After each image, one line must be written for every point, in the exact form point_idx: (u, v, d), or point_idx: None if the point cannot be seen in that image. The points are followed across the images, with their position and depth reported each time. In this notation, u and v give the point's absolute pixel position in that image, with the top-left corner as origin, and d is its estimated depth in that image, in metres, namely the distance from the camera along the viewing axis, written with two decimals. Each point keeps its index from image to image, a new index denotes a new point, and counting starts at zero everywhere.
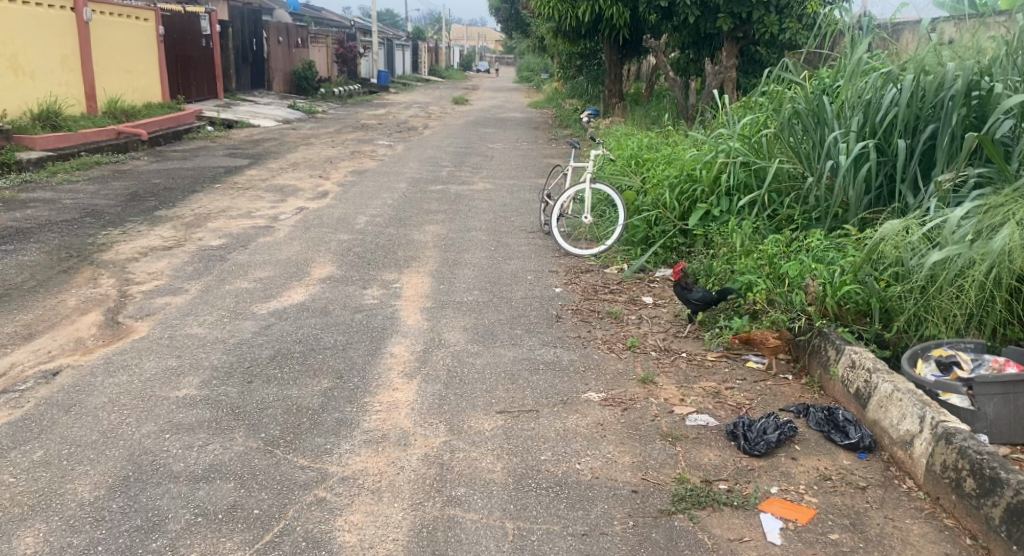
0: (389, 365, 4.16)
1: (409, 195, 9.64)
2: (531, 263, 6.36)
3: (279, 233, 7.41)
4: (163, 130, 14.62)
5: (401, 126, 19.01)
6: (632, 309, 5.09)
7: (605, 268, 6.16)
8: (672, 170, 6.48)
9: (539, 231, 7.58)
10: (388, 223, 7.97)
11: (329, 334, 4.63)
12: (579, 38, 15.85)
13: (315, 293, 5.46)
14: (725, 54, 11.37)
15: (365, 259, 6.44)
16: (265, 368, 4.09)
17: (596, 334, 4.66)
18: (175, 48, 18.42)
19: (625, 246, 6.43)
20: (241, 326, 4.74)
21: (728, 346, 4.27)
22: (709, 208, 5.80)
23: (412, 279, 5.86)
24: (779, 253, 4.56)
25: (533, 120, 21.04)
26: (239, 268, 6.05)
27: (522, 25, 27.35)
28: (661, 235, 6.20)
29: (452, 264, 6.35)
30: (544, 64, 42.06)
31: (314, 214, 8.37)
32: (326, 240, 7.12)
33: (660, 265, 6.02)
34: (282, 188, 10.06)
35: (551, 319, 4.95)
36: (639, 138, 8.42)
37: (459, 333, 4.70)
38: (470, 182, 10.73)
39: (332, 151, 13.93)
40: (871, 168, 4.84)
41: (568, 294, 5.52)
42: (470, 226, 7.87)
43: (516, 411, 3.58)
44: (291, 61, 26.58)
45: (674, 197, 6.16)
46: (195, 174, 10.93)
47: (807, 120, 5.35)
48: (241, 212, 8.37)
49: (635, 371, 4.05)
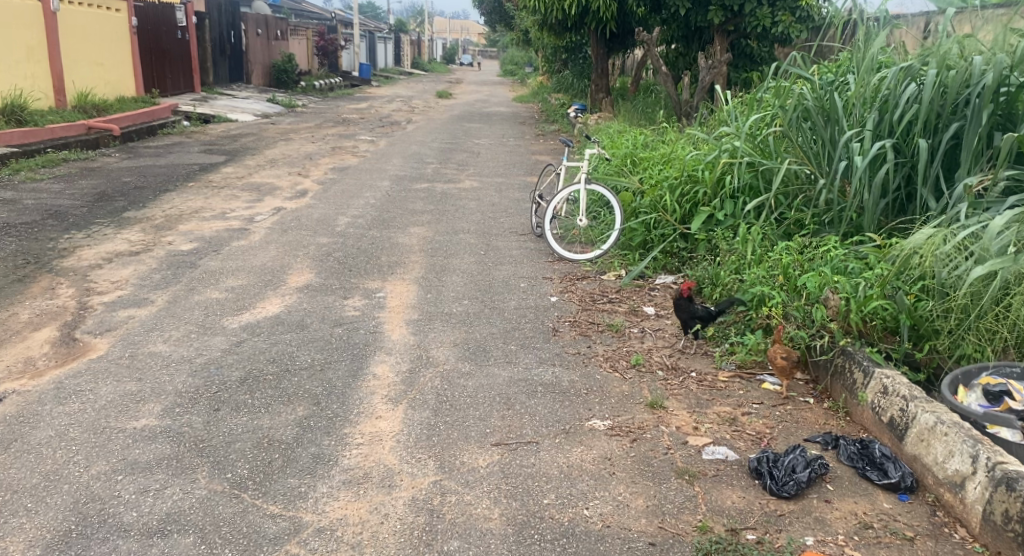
0: (372, 388, 3.79)
1: (393, 194, 9.24)
2: (523, 269, 6.01)
3: (255, 236, 7.00)
4: (137, 125, 14.11)
5: (383, 120, 18.56)
6: (633, 321, 4.75)
7: (602, 274, 5.82)
8: (672, 170, 6.14)
9: (530, 234, 7.23)
10: (370, 225, 7.58)
11: (307, 352, 4.25)
12: (565, 31, 15.49)
13: (292, 304, 5.07)
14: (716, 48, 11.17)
15: (347, 264, 6.06)
16: (234, 392, 3.70)
17: (597, 349, 4.31)
18: (149, 40, 17.85)
19: (621, 251, 6.09)
20: (210, 343, 4.35)
21: (740, 364, 3.94)
22: (713, 211, 5.47)
23: (397, 288, 5.48)
24: (793, 262, 4.23)
25: (519, 115, 20.62)
26: (211, 276, 5.65)
27: (506, 18, 26.93)
28: (660, 239, 5.86)
29: (440, 270, 5.98)
30: (529, 58, 41.70)
31: (292, 215, 7.96)
32: (305, 243, 6.73)
33: (659, 271, 5.69)
34: (260, 186, 9.64)
35: (548, 333, 4.60)
36: (633, 135, 8.09)
37: (448, 349, 4.34)
38: (456, 180, 10.35)
39: (313, 147, 13.49)
40: (889, 170, 4.53)
41: (564, 303, 5.16)
42: (458, 228, 7.50)
43: (514, 444, 3.22)
44: (271, 54, 26.00)
45: (674, 200, 5.82)
46: (168, 171, 10.47)
47: (817, 119, 5.00)
48: (215, 213, 7.95)
49: (642, 394, 3.71)
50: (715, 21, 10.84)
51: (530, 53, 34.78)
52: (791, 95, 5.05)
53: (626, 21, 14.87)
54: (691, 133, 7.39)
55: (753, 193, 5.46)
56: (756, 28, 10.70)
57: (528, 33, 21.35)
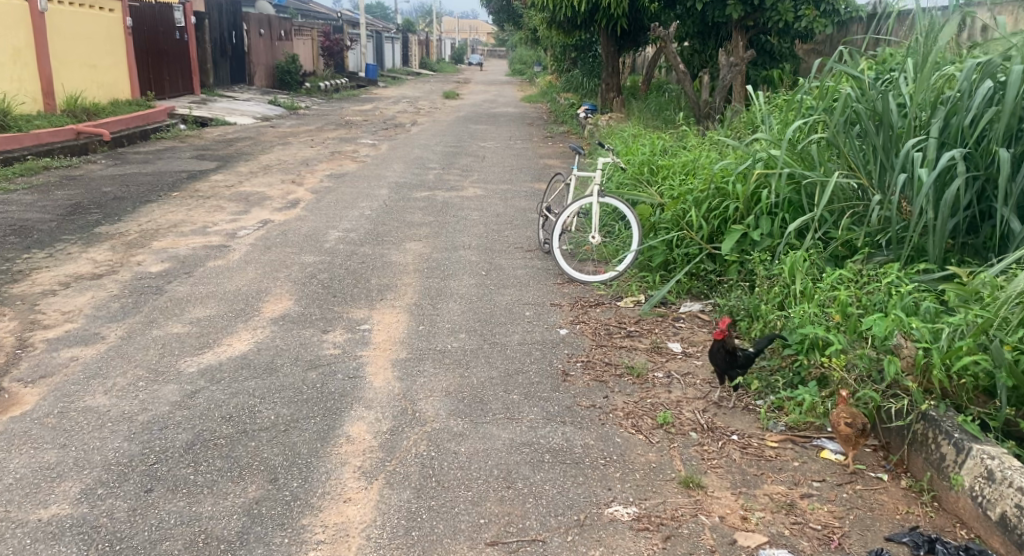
0: (343, 457, 3.12)
1: (390, 204, 8.56)
2: (529, 294, 5.33)
3: (234, 254, 6.36)
4: (129, 130, 13.52)
5: (387, 123, 17.92)
6: (657, 363, 4.05)
7: (618, 299, 5.14)
8: (697, 182, 5.43)
9: (537, 250, 6.55)
10: (363, 240, 6.92)
11: (271, 406, 3.58)
12: (574, 29, 14.79)
13: (263, 340, 4.42)
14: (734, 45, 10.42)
15: (332, 289, 5.40)
16: (175, 465, 3.03)
17: (615, 401, 3.61)
18: (144, 40, 17.24)
19: (640, 272, 5.42)
20: (159, 393, 3.69)
21: (792, 425, 3.25)
22: (748, 230, 4.74)
23: (386, 319, 4.82)
24: (852, 298, 3.53)
25: (526, 116, 19.92)
26: (176, 304, 5.00)
27: (513, 17, 26.25)
28: (685, 259, 5.16)
29: (436, 296, 5.31)
30: (537, 58, 41.23)
31: (279, 228, 7.33)
32: (288, 263, 6.08)
33: (683, 296, 5.01)
34: (248, 196, 9.00)
35: (557, 377, 3.90)
36: (652, 139, 7.38)
37: (439, 401, 3.66)
38: (459, 187, 9.69)
39: (311, 152, 12.87)
40: (960, 186, 3.82)
41: (576, 337, 4.47)
42: (458, 243, 6.84)
43: (513, 544, 2.57)
44: (273, 55, 25.41)
45: (701, 215, 5.11)
46: (153, 179, 9.86)
47: (870, 125, 4.29)
48: (195, 228, 7.31)
49: (673, 467, 3.03)
50: (734, 17, 10.08)
51: (538, 52, 34.02)
52: (839, 96, 4.34)
53: (639, 17, 14.13)
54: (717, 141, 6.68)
55: (794, 210, 4.74)
56: (778, 23, 9.95)
57: (536, 30, 20.62)
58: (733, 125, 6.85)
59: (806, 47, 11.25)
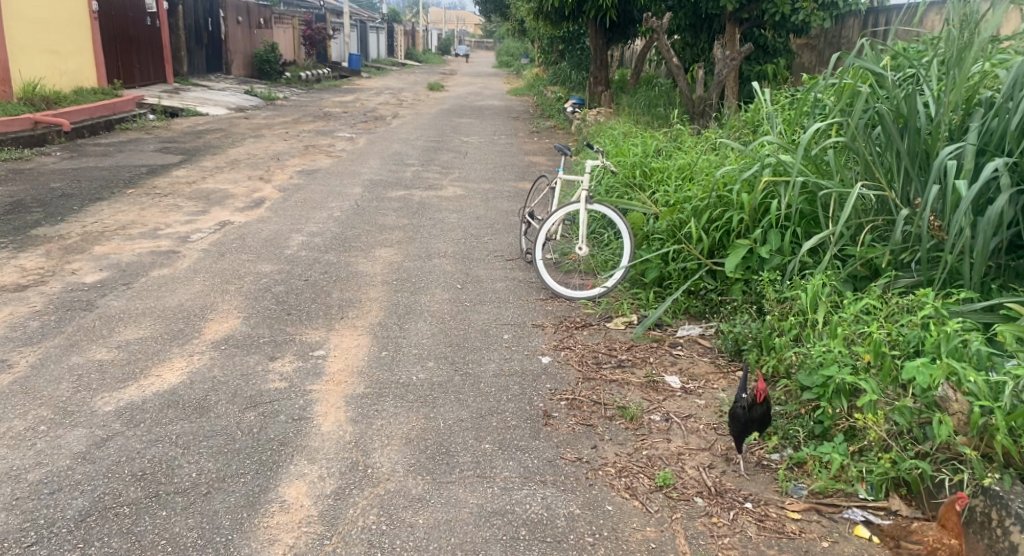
0: (272, 533, 2.58)
1: (362, 205, 7.97)
2: (509, 312, 4.77)
3: (183, 262, 5.76)
4: (92, 120, 12.80)
5: (366, 115, 17.27)
6: (653, 404, 3.48)
7: (608, 319, 4.60)
8: (697, 188, 4.88)
9: (519, 259, 6.00)
10: (329, 246, 6.33)
11: (194, 459, 3.00)
12: (561, 21, 14.20)
13: (199, 370, 3.84)
14: (726, 38, 9.84)
15: (287, 306, 4.82)
16: (56, 548, 2.48)
17: (605, 453, 3.06)
18: (112, 25, 16.45)
19: (631, 288, 4.89)
20: (60, 441, 3.09)
21: (819, 491, 2.71)
22: (755, 245, 4.15)
23: (344, 343, 4.25)
24: (886, 334, 2.98)
25: (512, 109, 19.35)
26: (104, 323, 4.39)
27: (499, 8, 25.62)
28: (682, 275, 4.63)
29: (404, 314, 4.74)
30: (524, 50, 40.78)
31: (237, 231, 6.72)
32: (241, 273, 5.48)
33: (679, 317, 4.47)
34: (210, 194, 8.37)
35: (537, 421, 3.34)
36: (644, 138, 6.83)
37: (396, 454, 3.09)
38: (438, 186, 9.11)
39: (284, 145, 12.22)
40: (1006, 200, 3.30)
41: (559, 367, 3.91)
42: (433, 250, 6.27)
43: None
44: (252, 43, 24.63)
45: (701, 225, 4.55)
46: (109, 174, 9.18)
47: (895, 129, 3.76)
48: (144, 230, 6.68)
49: (676, 547, 2.51)
50: (728, 9, 9.52)
51: (525, 44, 33.43)
52: (863, 93, 3.76)
53: (628, 8, 13.60)
54: (714, 142, 6.14)
55: (807, 222, 4.17)
56: (774, 16, 9.25)
57: (522, 21, 20.00)
58: (734, 126, 6.31)
59: (802, 42, 10.70)
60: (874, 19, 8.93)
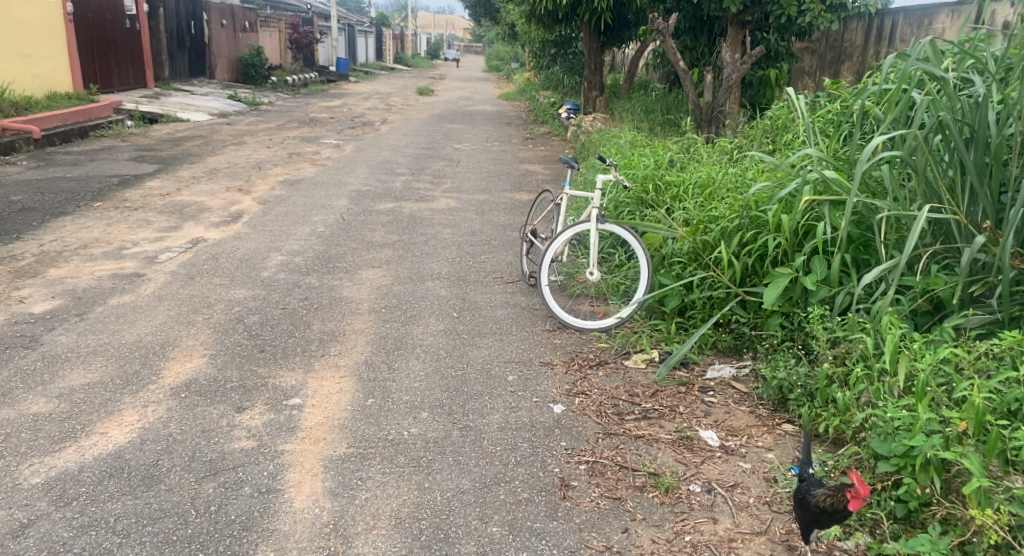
0: None
1: (348, 219, 7.40)
2: (513, 347, 4.22)
3: (147, 286, 5.19)
4: (64, 126, 12.19)
5: (355, 120, 16.68)
6: (690, 467, 2.95)
7: (625, 355, 4.07)
8: (725, 207, 4.36)
9: (520, 282, 5.47)
10: (310, 267, 5.76)
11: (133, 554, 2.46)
12: (555, 24, 13.66)
13: (152, 426, 3.26)
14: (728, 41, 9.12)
15: (260, 342, 4.24)
16: None
17: (640, 540, 2.54)
18: (89, 28, 15.81)
19: (649, 319, 4.37)
20: None
21: None
22: (797, 274, 3.62)
23: (324, 389, 3.69)
24: (983, 393, 2.46)
25: (504, 115, 18.77)
26: (46, 364, 3.80)
27: (489, 12, 25.07)
28: (708, 306, 4.10)
29: (393, 350, 4.18)
30: (513, 54, 40.38)
31: (210, 250, 6.15)
32: (210, 301, 4.90)
33: (706, 354, 3.94)
34: (184, 207, 7.79)
35: (554, 492, 2.81)
36: (654, 149, 6.30)
37: (382, 542, 2.55)
38: (429, 197, 8.55)
39: (267, 153, 11.63)
40: None
41: (574, 418, 3.37)
42: (425, 271, 5.71)
43: None
44: (237, 47, 24.01)
45: (732, 249, 4.02)
46: (76, 185, 8.58)
47: (962, 142, 3.25)
48: (108, 249, 6.09)
49: None
50: (731, 11, 8.87)
51: (515, 48, 32.97)
52: (928, 101, 3.24)
53: (622, 9, 13.04)
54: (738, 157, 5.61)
55: (855, 247, 3.65)
56: (780, 18, 8.64)
57: (514, 24, 19.38)
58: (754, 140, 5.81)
59: (802, 46, 10.02)
60: (878, 22, 8.24)
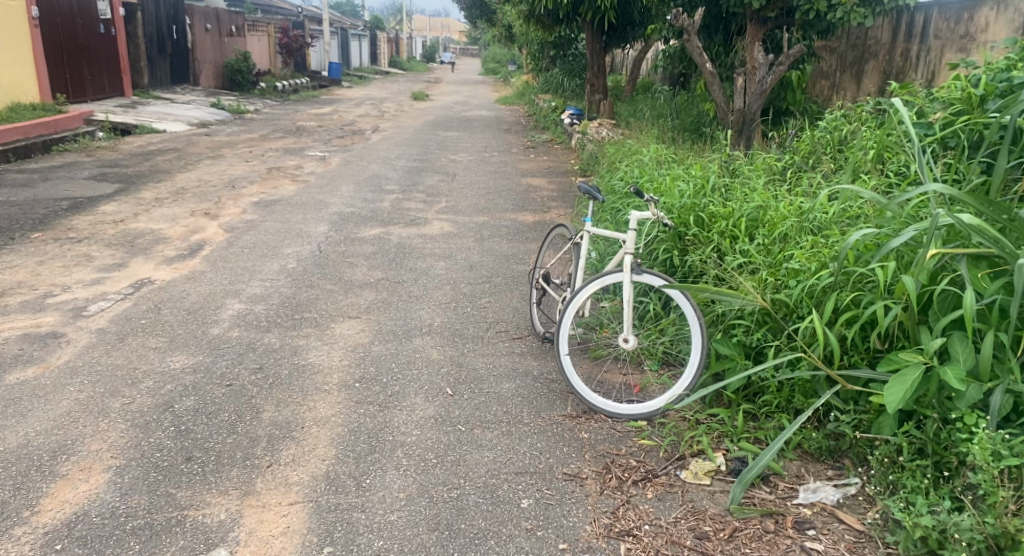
0: None
1: (325, 251, 6.32)
2: (526, 448, 3.14)
3: (62, 353, 4.12)
4: (23, 140, 11.13)
5: (343, 129, 15.61)
6: None
7: (677, 461, 3.00)
8: (807, 259, 3.33)
9: (532, 338, 4.40)
10: (272, 319, 4.69)
11: None
12: (555, 24, 12.57)
13: None
14: (747, 41, 7.58)
15: (190, 443, 3.17)
16: None
17: None
18: (58, 33, 14.70)
19: (705, 403, 3.31)
20: None
21: None
22: (931, 362, 2.57)
23: (263, 527, 2.66)
24: None
25: (502, 121, 17.62)
26: None
27: (485, 12, 24.00)
28: (791, 392, 3.07)
29: (367, 455, 3.10)
30: (511, 57, 39.52)
31: (155, 296, 5.09)
32: (137, 376, 3.82)
33: (791, 461, 2.90)
34: (137, 237, 6.72)
35: None
36: (688, 169, 5.22)
37: None
38: (421, 220, 7.49)
39: (244, 168, 10.55)
40: None
41: None
42: (414, 323, 4.64)
43: None
44: (223, 52, 22.94)
45: (826, 318, 2.98)
46: (18, 212, 7.51)
47: None
48: (29, 297, 5.03)
49: None
50: (751, 5, 7.33)
51: (513, 50, 32.04)
52: None
53: (628, 7, 11.92)
54: (801, 187, 4.55)
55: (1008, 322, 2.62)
56: (807, 14, 7.04)
57: (512, 26, 18.31)
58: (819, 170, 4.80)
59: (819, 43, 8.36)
60: (909, 17, 6.85)
